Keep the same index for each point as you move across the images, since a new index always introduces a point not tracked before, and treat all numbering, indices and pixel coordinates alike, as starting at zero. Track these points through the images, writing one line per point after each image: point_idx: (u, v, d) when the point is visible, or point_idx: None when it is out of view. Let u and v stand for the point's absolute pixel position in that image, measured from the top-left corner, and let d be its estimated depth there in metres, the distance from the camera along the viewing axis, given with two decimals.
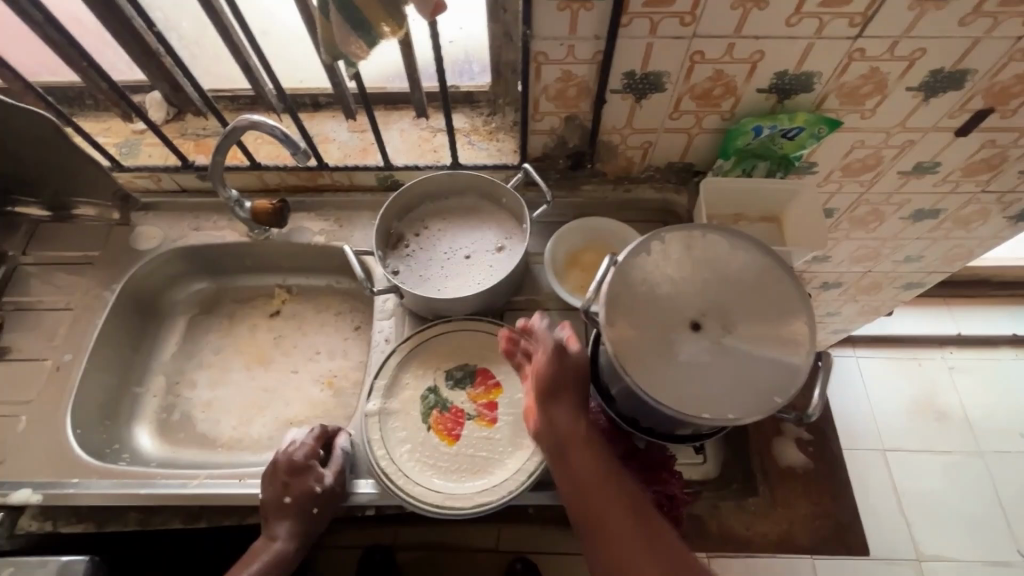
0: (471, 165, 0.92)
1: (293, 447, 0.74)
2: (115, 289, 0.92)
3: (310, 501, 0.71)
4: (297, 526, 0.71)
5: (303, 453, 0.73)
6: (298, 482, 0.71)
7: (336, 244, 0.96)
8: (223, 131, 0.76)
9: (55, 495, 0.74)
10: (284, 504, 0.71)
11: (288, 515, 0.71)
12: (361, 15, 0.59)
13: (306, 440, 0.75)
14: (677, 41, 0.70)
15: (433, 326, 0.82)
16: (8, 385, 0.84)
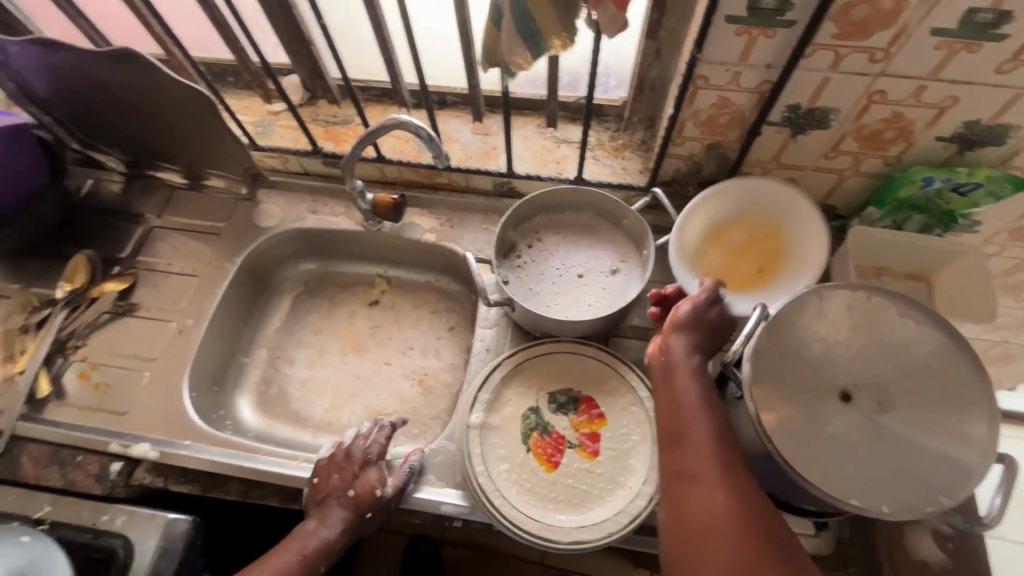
0: (595, 181, 0.89)
1: (365, 440, 0.77)
2: (236, 262, 0.97)
3: (368, 503, 0.72)
4: (346, 520, 0.71)
5: (370, 447, 0.76)
6: (362, 476, 0.73)
7: (445, 244, 0.96)
8: (369, 128, 0.78)
9: (172, 454, 0.78)
10: (342, 494, 0.72)
11: (346, 505, 0.72)
12: (534, 26, 0.57)
13: (376, 436, 0.78)
14: (860, 78, 0.64)
15: (541, 343, 0.80)
16: (136, 340, 0.89)
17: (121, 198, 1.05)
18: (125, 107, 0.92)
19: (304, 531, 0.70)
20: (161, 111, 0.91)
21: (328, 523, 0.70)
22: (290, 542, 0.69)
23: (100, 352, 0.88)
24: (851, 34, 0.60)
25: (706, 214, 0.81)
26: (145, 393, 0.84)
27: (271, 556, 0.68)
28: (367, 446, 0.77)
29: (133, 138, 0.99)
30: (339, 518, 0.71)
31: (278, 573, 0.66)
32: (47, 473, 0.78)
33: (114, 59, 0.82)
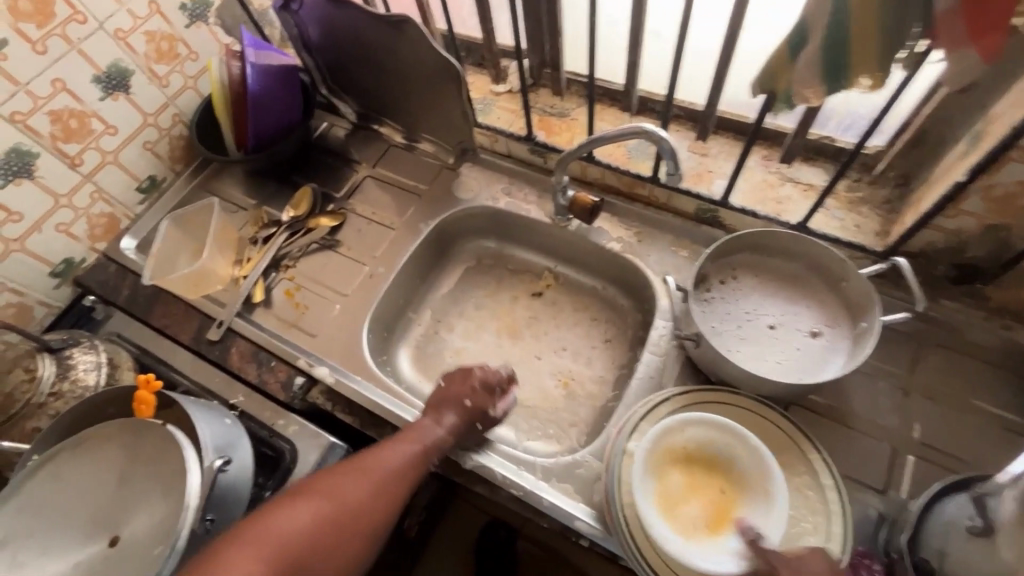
0: (821, 233, 0.80)
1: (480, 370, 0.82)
2: (429, 225, 1.03)
3: (478, 416, 0.78)
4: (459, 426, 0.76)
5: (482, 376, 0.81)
6: (478, 394, 0.79)
7: (630, 257, 0.93)
8: (597, 135, 0.74)
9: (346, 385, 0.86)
10: (456, 404, 0.77)
11: (461, 412, 0.77)
12: (846, 61, 0.51)
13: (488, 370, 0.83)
14: None
15: (717, 391, 0.74)
16: (335, 273, 0.99)
17: (344, 143, 1.17)
18: (377, 66, 1.01)
19: (421, 428, 0.75)
20: (407, 74, 0.98)
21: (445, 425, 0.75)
22: (405, 434, 0.73)
23: (304, 276, 1.00)
24: None
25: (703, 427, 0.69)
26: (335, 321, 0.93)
27: (390, 444, 0.71)
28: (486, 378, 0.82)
29: (371, 92, 1.08)
30: (451, 421, 0.76)
31: (404, 457, 0.70)
32: (247, 367, 0.90)
33: (387, 23, 0.90)
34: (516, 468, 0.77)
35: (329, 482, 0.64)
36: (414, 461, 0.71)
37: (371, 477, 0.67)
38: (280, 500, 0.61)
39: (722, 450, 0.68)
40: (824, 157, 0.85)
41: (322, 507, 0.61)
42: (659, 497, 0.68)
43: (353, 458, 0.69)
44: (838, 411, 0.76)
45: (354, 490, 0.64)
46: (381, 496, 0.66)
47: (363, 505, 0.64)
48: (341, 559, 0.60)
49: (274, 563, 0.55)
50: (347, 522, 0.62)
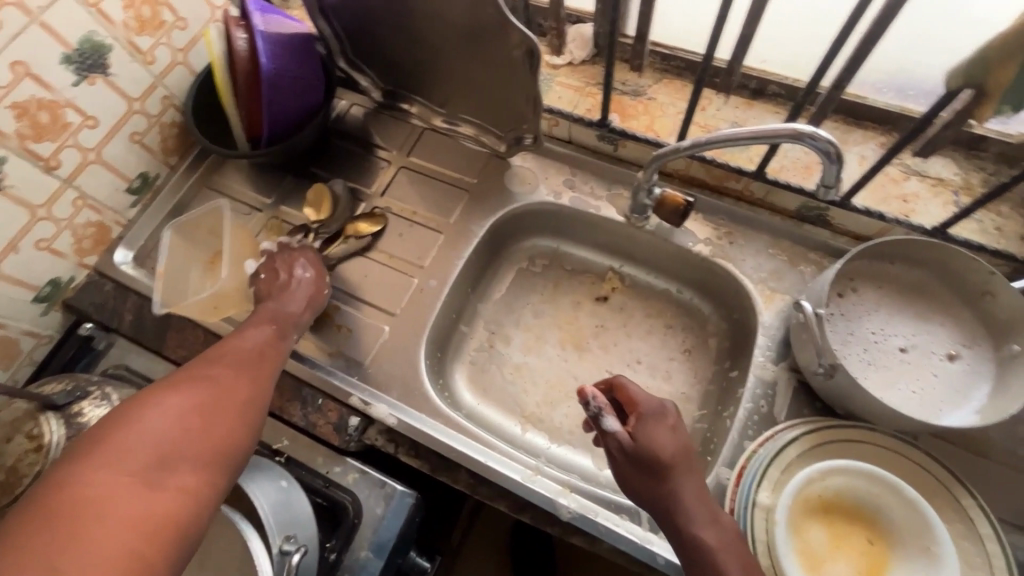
0: (961, 240, 0.69)
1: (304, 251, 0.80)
2: (483, 227, 0.89)
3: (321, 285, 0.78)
4: (296, 304, 0.74)
5: (304, 259, 0.79)
6: (302, 271, 0.77)
7: (721, 262, 0.82)
8: (737, 129, 0.60)
9: (409, 425, 0.75)
10: (287, 281, 0.76)
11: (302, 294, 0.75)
12: None
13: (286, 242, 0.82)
14: None
15: (851, 427, 0.65)
16: (378, 287, 0.85)
17: (367, 127, 1.00)
18: (411, 35, 0.83)
19: (272, 310, 0.72)
20: (449, 48, 0.80)
21: (285, 306, 0.73)
22: (263, 323, 0.69)
23: (341, 292, 0.86)
24: None
25: (852, 477, 0.60)
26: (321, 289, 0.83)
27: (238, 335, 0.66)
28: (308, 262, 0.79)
29: (403, 68, 0.91)
30: (285, 296, 0.73)
31: (255, 335, 0.67)
32: (288, 407, 0.77)
33: None
34: (619, 518, 0.69)
35: (187, 375, 0.57)
36: (266, 339, 0.67)
37: (233, 366, 0.60)
38: (137, 399, 0.52)
39: (871, 501, 0.60)
40: (956, 146, 0.73)
41: (185, 395, 0.54)
42: (802, 555, 0.60)
43: (208, 352, 0.62)
44: (979, 442, 0.68)
45: (224, 378, 0.58)
46: (246, 375, 0.60)
47: (232, 393, 0.57)
48: (218, 440, 0.53)
49: (143, 462, 0.47)
50: (220, 409, 0.55)
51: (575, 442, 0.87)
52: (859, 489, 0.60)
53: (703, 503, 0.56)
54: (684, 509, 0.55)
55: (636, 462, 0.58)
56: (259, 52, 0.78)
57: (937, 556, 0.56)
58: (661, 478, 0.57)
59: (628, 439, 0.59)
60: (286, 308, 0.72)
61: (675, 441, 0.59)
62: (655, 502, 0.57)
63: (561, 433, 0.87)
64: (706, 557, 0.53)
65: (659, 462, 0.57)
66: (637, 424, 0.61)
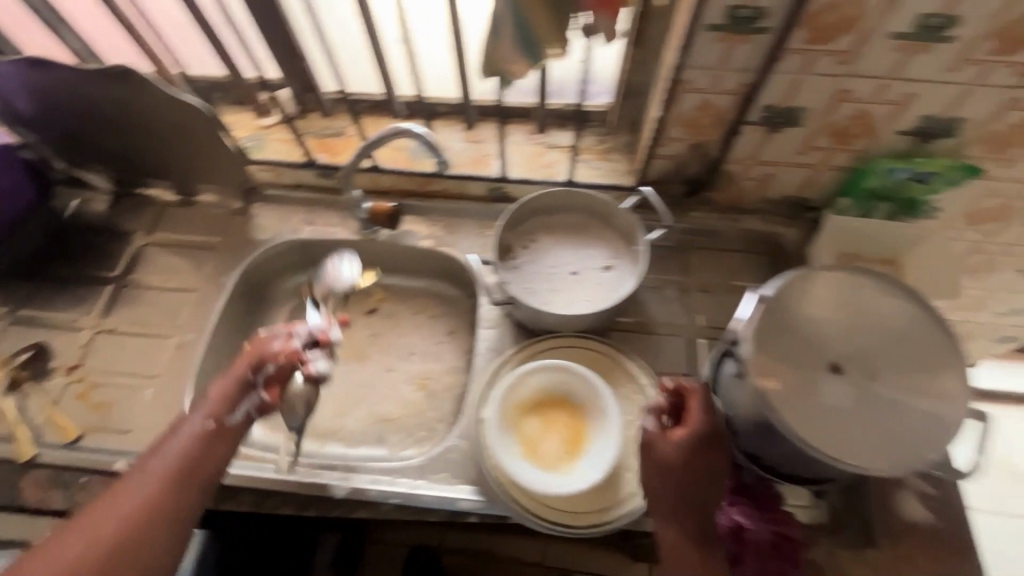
0: (585, 183, 0.94)
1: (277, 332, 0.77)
2: (233, 276, 0.97)
3: (253, 366, 0.71)
4: (233, 392, 0.68)
5: (277, 341, 0.75)
6: (264, 346, 0.73)
7: (442, 250, 0.98)
8: (366, 139, 0.80)
9: (181, 468, 0.77)
10: (237, 370, 0.70)
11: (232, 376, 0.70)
12: (533, 35, 0.61)
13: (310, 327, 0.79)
14: (828, 79, 0.70)
15: (545, 338, 0.84)
16: (136, 356, 0.88)
17: (108, 218, 1.03)
18: (113, 126, 0.91)
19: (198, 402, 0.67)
20: (151, 128, 0.90)
21: (225, 392, 0.67)
22: (188, 416, 0.65)
23: (97, 372, 0.87)
24: (820, 39, 0.65)
25: (547, 372, 0.77)
26: (306, 345, 0.77)
27: (170, 438, 0.63)
28: (286, 338, 0.76)
29: (122, 156, 0.98)
30: (218, 386, 0.68)
31: (179, 447, 0.62)
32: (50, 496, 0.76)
33: (110, 77, 0.83)
34: (391, 477, 0.77)
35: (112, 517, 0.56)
36: (205, 441, 0.63)
37: (148, 482, 0.59)
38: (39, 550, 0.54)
39: (566, 386, 0.77)
40: (573, 121, 0.98)
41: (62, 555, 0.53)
42: (521, 444, 0.74)
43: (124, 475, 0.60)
44: (647, 323, 0.90)
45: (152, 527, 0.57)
46: (143, 513, 0.57)
47: (122, 536, 0.55)
48: None
49: None
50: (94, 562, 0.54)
51: (369, 439, 0.95)
52: (557, 379, 0.77)
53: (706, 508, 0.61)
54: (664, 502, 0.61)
55: (661, 465, 0.61)
56: None
57: (608, 408, 0.74)
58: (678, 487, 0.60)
59: (669, 448, 0.61)
60: (218, 393, 0.67)
61: (685, 461, 0.60)
62: (679, 513, 0.60)
63: (355, 436, 0.95)
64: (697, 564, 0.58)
65: (686, 476, 0.60)
66: (670, 435, 0.61)
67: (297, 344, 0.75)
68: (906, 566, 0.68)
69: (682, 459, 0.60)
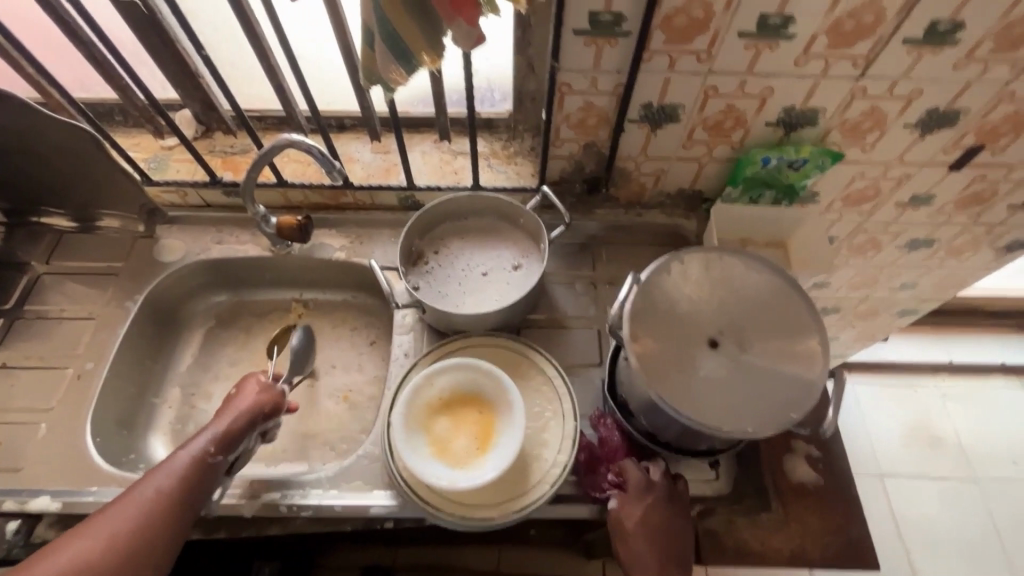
0: (492, 187, 0.96)
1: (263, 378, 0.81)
2: (138, 300, 0.94)
3: (257, 418, 0.77)
4: (236, 429, 0.73)
5: (259, 384, 0.80)
6: (255, 395, 0.78)
7: (356, 260, 0.99)
8: (258, 151, 0.80)
9: (75, 503, 0.74)
10: (239, 403, 0.76)
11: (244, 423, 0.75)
12: (404, 45, 0.63)
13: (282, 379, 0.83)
14: (693, 76, 0.75)
15: (455, 339, 0.85)
16: (29, 391, 0.84)
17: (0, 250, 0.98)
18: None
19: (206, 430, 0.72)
20: (38, 154, 0.87)
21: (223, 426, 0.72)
22: (207, 441, 0.70)
23: None
24: (677, 39, 0.70)
25: (453, 371, 0.78)
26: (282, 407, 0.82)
27: (176, 457, 0.68)
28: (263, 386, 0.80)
29: (10, 184, 0.94)
30: (227, 421, 0.73)
31: (192, 470, 0.68)
32: None
33: None
34: (303, 491, 0.76)
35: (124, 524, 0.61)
36: (204, 469, 0.69)
37: (155, 496, 0.64)
38: (49, 545, 0.58)
39: (473, 383, 0.79)
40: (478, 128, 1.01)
41: (76, 555, 0.57)
42: (432, 445, 0.75)
43: (135, 484, 0.64)
44: (558, 318, 0.93)
45: (157, 539, 0.62)
46: (157, 525, 0.62)
47: (132, 542, 0.60)
48: None
49: None
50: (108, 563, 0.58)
51: (290, 456, 0.93)
52: (463, 377, 0.78)
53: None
54: (632, 554, 0.67)
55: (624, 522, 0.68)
56: None
57: (513, 399, 0.75)
58: (646, 537, 0.67)
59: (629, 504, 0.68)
60: (224, 428, 0.72)
61: (648, 508, 0.68)
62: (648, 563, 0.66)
63: (276, 455, 0.93)
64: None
65: (646, 523, 0.67)
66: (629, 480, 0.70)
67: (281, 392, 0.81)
68: (798, 526, 0.72)
69: (645, 505, 0.68)
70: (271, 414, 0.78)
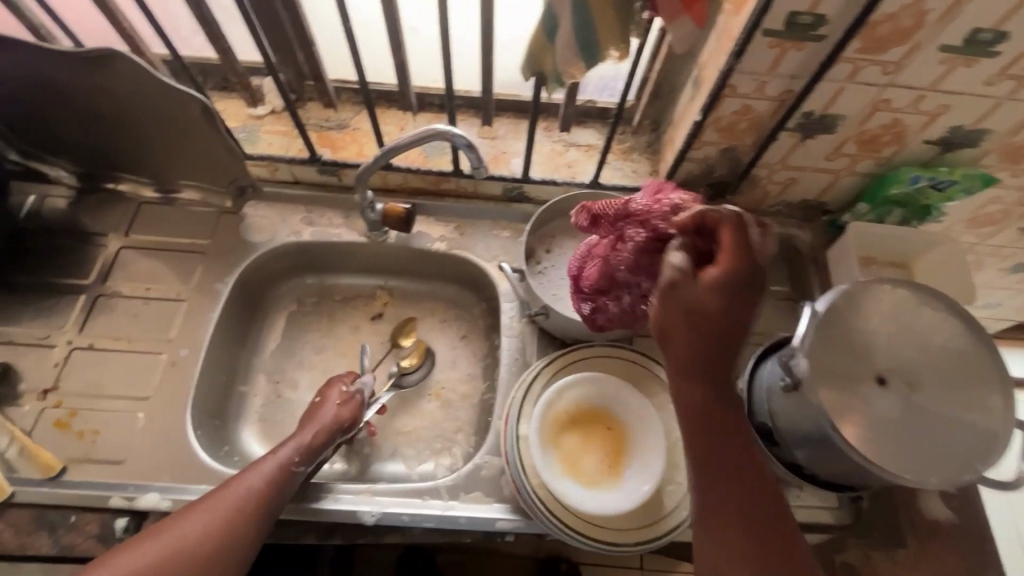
0: (612, 186, 0.90)
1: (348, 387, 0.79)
2: (228, 283, 0.88)
3: (338, 429, 0.73)
4: (320, 440, 0.71)
5: (344, 394, 0.77)
6: (338, 406, 0.75)
7: (457, 252, 0.93)
8: (388, 145, 0.74)
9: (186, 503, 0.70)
10: (323, 413, 0.74)
11: (323, 434, 0.72)
12: (595, 37, 0.56)
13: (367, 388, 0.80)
14: (870, 87, 0.69)
15: (579, 350, 0.79)
16: (121, 376, 0.79)
17: (73, 217, 0.91)
18: (83, 114, 0.80)
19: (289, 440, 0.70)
20: (128, 118, 0.79)
21: (310, 438, 0.70)
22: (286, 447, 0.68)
23: (77, 395, 0.77)
24: (872, 48, 0.64)
25: (586, 386, 0.74)
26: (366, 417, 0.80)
27: (259, 461, 0.66)
28: (347, 395, 0.78)
29: (91, 147, 0.86)
30: (314, 432, 0.71)
31: (267, 478, 0.64)
32: (33, 540, 0.67)
33: (86, 63, 0.71)
34: (421, 500, 0.73)
35: (200, 522, 0.59)
36: (283, 479, 0.66)
37: (230, 500, 0.61)
38: (142, 535, 0.59)
39: (603, 399, 0.75)
40: (593, 119, 0.95)
41: (154, 549, 0.57)
42: (562, 461, 0.72)
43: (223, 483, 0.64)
44: None
45: (225, 544, 0.59)
46: (229, 529, 0.59)
47: (204, 545, 0.58)
48: None
49: None
50: (179, 564, 0.56)
51: (384, 454, 0.89)
52: (594, 392, 0.75)
53: (731, 473, 0.51)
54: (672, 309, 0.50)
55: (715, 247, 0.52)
56: None
57: (650, 420, 0.72)
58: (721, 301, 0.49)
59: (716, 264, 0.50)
60: (308, 439, 0.70)
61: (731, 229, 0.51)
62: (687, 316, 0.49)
63: (369, 452, 0.89)
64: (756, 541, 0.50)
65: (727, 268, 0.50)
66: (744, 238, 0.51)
67: (366, 403, 0.79)
68: (932, 565, 0.71)
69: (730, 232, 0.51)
70: (356, 426, 0.76)
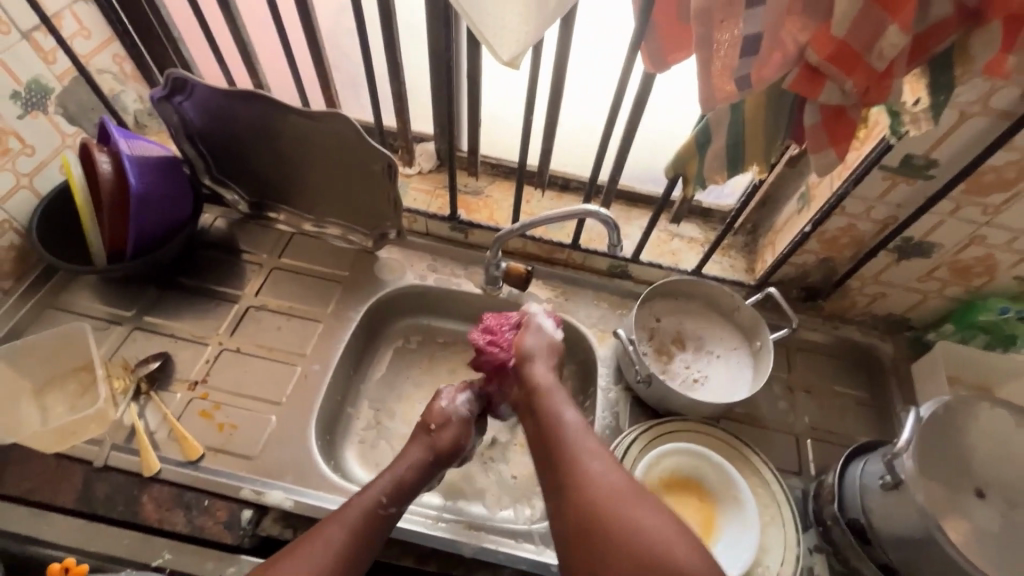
0: (711, 276, 1.00)
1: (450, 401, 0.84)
2: (360, 312, 0.99)
3: (439, 447, 0.80)
4: (415, 481, 0.75)
5: (443, 412, 0.83)
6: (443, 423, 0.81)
7: (562, 315, 1.02)
8: (541, 214, 0.85)
9: None
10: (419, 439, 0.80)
11: (419, 454, 0.78)
12: (741, 154, 0.68)
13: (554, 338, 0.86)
14: (968, 224, 0.78)
15: (671, 421, 0.86)
16: (261, 381, 0.89)
17: (234, 237, 1.05)
18: (279, 155, 0.96)
19: (392, 471, 0.75)
20: (317, 163, 0.95)
21: (404, 478, 0.74)
22: (387, 474, 0.74)
23: (221, 391, 0.87)
24: (975, 191, 0.73)
25: (680, 457, 0.81)
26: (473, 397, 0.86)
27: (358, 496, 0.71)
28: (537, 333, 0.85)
29: (271, 182, 1.01)
30: (415, 458, 0.77)
31: (359, 506, 0.69)
32: (172, 516, 0.75)
33: (303, 118, 0.87)
34: (515, 541, 0.78)
35: (316, 540, 0.65)
36: (371, 517, 0.69)
37: (346, 528, 0.67)
38: (289, 549, 0.64)
39: (695, 471, 0.81)
40: (695, 215, 1.06)
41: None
42: None
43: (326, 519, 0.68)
44: (756, 416, 0.94)
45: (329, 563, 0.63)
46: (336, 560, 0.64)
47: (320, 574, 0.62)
48: None
49: None
50: None
51: (469, 494, 0.94)
52: (687, 462, 0.81)
53: (578, 473, 0.66)
54: (556, 435, 0.71)
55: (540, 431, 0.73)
56: (127, 172, 0.84)
57: (742, 498, 0.77)
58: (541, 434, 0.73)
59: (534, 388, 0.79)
60: (397, 480, 0.73)
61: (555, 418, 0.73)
62: (543, 446, 0.71)
63: (455, 489, 0.94)
64: (570, 486, 0.65)
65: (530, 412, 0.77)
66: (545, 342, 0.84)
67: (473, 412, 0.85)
68: None
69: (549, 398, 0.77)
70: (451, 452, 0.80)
